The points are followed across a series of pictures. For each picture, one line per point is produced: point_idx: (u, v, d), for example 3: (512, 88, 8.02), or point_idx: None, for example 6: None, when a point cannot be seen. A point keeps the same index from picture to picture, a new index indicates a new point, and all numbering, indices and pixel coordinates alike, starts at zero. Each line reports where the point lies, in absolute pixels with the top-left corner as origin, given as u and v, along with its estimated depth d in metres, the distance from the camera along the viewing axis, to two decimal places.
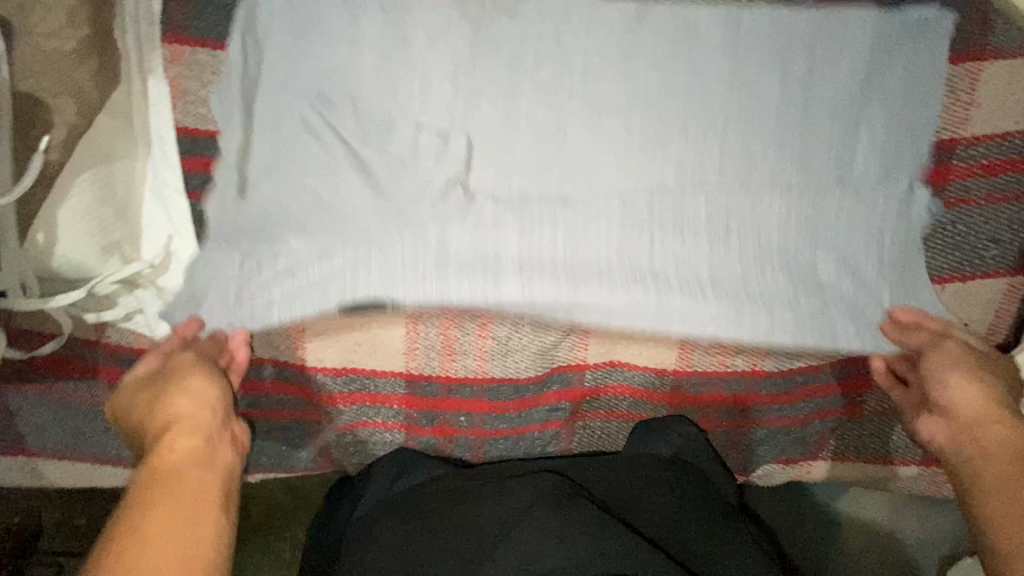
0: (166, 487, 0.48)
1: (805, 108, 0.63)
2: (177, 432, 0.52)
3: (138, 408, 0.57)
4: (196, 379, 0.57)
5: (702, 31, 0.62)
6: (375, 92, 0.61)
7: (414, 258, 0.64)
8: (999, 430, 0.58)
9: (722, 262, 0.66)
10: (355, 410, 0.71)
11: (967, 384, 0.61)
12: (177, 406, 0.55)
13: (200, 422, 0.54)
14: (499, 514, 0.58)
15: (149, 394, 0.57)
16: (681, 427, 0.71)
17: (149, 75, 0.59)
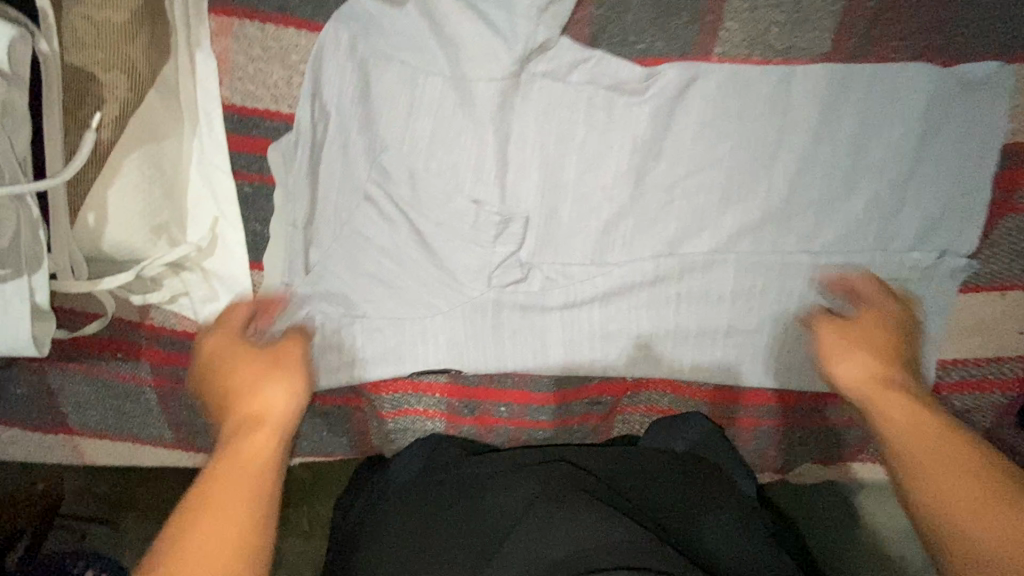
0: (241, 477, 0.41)
1: (874, 104, 0.60)
2: (255, 437, 0.44)
3: (223, 372, 0.51)
4: (300, 364, 0.51)
5: (766, 21, 0.60)
6: (427, 74, 0.59)
7: (458, 333, 0.66)
8: (919, 410, 0.48)
9: (775, 265, 0.64)
10: (397, 398, 0.72)
11: (856, 359, 0.53)
12: (265, 400, 0.47)
13: (261, 451, 0.43)
14: (507, 501, 0.56)
15: (236, 361, 0.52)
16: (698, 419, 0.70)
17: (196, 49, 0.56)
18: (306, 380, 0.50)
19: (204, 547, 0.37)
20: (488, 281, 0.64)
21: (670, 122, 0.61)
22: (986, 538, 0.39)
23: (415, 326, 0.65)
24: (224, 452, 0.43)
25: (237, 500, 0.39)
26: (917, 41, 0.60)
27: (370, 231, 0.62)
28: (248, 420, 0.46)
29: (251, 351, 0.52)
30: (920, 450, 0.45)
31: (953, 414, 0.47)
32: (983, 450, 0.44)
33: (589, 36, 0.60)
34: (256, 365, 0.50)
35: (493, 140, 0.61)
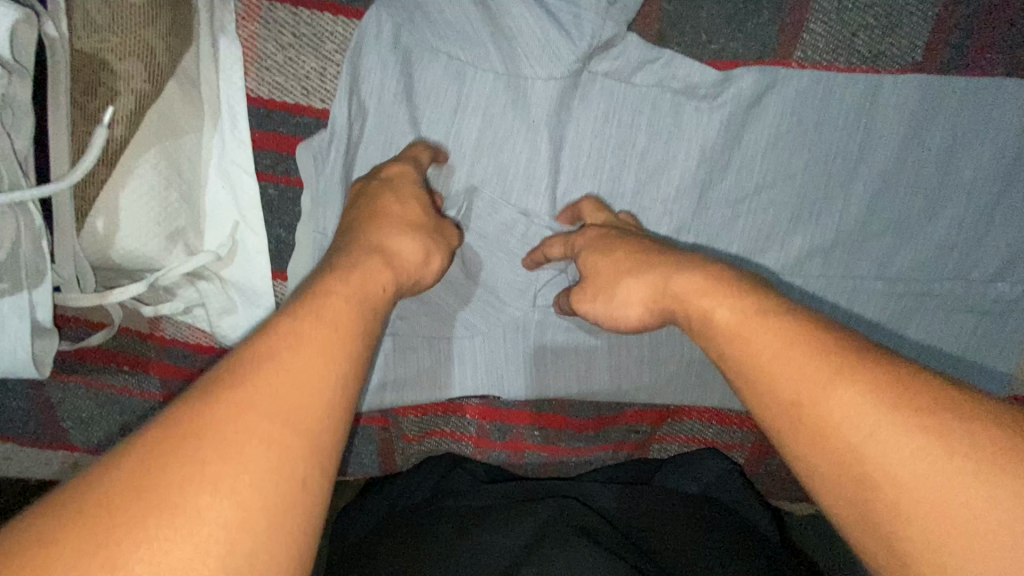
0: (348, 300, 0.36)
1: (966, 119, 0.55)
2: (381, 269, 0.41)
3: (376, 195, 0.48)
4: (445, 227, 0.50)
5: (850, 22, 0.54)
6: (475, 69, 0.53)
7: (500, 354, 0.60)
8: (715, 308, 0.39)
9: (840, 290, 0.59)
10: (424, 420, 0.67)
11: (634, 287, 0.46)
12: (400, 241, 0.45)
13: (386, 283, 0.41)
14: (510, 536, 0.50)
15: (398, 188, 0.48)
16: (711, 458, 0.65)
17: (221, 35, 0.50)
18: (441, 235, 0.49)
19: (296, 361, 0.30)
20: (535, 298, 0.59)
21: (741, 131, 0.55)
22: (843, 441, 0.30)
23: (451, 346, 0.60)
24: (341, 271, 0.39)
25: (342, 326, 0.34)
26: (1017, 52, 0.54)
27: None
28: (379, 249, 0.43)
29: (413, 187, 0.49)
30: (751, 354, 0.36)
31: (709, 312, 0.40)
32: (768, 336, 0.36)
33: (656, 33, 0.54)
34: (412, 206, 0.48)
35: (546, 143, 0.55)
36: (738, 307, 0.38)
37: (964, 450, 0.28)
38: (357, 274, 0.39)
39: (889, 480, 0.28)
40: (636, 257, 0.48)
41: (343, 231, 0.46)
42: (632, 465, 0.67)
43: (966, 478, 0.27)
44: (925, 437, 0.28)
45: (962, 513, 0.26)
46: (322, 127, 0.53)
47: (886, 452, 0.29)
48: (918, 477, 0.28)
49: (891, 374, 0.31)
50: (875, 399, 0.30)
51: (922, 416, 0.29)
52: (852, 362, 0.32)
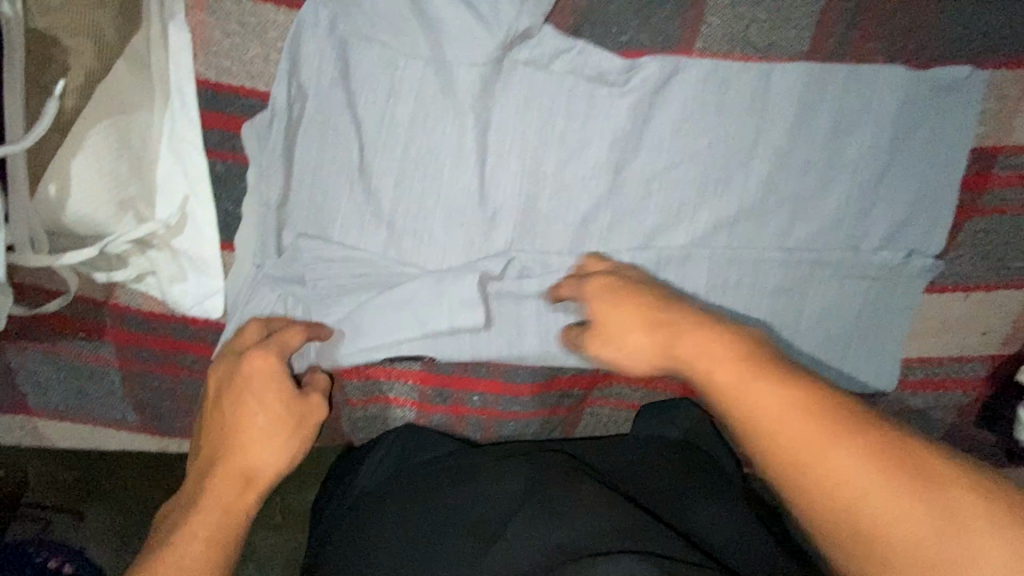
0: (222, 511, 0.51)
1: (851, 104, 0.61)
2: (242, 491, 0.52)
3: (242, 410, 0.54)
4: (307, 425, 0.56)
5: (743, 17, 0.61)
6: (406, 56, 0.58)
7: (421, 327, 0.62)
8: (714, 369, 0.46)
9: (743, 259, 0.65)
10: (369, 385, 0.71)
11: (638, 335, 0.52)
12: (267, 454, 0.54)
13: (250, 496, 0.53)
14: (504, 493, 0.57)
15: (265, 409, 0.55)
16: (686, 410, 0.71)
17: (169, 21, 0.55)
18: (307, 438, 0.56)
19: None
20: (459, 269, 0.63)
21: (646, 115, 0.62)
22: (826, 494, 0.40)
23: (369, 318, 0.62)
24: (212, 496, 0.51)
25: (221, 534, 0.50)
26: (894, 43, 0.60)
27: (345, 213, 0.61)
28: (246, 472, 0.53)
29: (285, 400, 0.56)
30: (754, 420, 0.42)
31: (710, 375, 0.46)
32: (766, 397, 0.42)
33: (571, 25, 0.61)
34: (271, 419, 0.55)
35: (473, 125, 0.61)
36: (733, 376, 0.44)
37: (928, 499, 0.39)
38: (225, 499, 0.52)
39: (876, 530, 0.39)
40: (647, 315, 0.53)
41: (217, 432, 0.55)
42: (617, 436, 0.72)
43: (925, 521, 0.39)
44: (901, 495, 0.39)
45: (911, 540, 0.39)
46: (265, 106, 0.58)
47: (874, 512, 0.39)
48: (879, 514, 0.39)
49: (879, 441, 0.40)
50: (866, 465, 0.40)
51: (896, 472, 0.39)
52: (845, 429, 0.41)
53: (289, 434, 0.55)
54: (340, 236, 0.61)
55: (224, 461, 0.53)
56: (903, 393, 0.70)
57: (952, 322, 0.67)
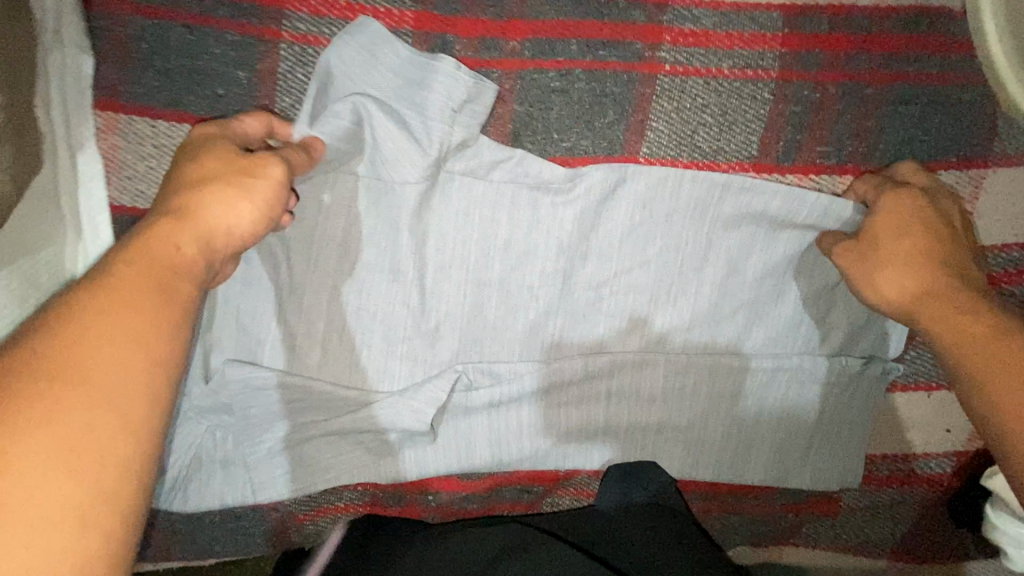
0: (155, 270, 0.38)
1: (810, 208, 0.58)
2: (182, 234, 0.41)
3: (196, 167, 0.46)
4: (267, 185, 0.46)
5: (692, 115, 0.58)
6: (338, 170, 0.56)
7: (365, 455, 0.60)
8: (937, 320, 0.50)
9: (698, 360, 0.62)
10: (317, 498, 0.68)
11: (895, 273, 0.54)
12: (228, 213, 0.44)
13: (191, 247, 0.41)
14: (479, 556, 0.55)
15: (217, 171, 0.46)
16: (655, 470, 0.64)
17: (78, 150, 0.52)
18: (274, 212, 0.47)
19: (110, 355, 0.32)
20: (400, 389, 0.60)
21: (591, 224, 0.60)
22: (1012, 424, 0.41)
23: (309, 450, 0.59)
24: (159, 239, 0.40)
25: (180, 303, 0.37)
26: (844, 146, 0.59)
27: (275, 334, 0.58)
28: (196, 226, 0.42)
29: (235, 159, 0.47)
30: (963, 339, 0.47)
31: (945, 313, 0.50)
32: (977, 328, 0.47)
33: (511, 132, 0.59)
34: (225, 160, 0.47)
35: (410, 241, 0.58)
36: (969, 340, 0.47)
37: None
38: (155, 256, 0.39)
39: None
40: (910, 255, 0.54)
41: (167, 193, 0.45)
42: (789, 412, 0.64)
43: None
44: None
45: None
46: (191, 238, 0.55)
47: None
48: None
49: None
50: None
51: None
52: None
53: (246, 177, 0.46)
54: (272, 360, 0.58)
55: (175, 211, 0.43)
56: (869, 489, 0.69)
57: (908, 418, 0.66)
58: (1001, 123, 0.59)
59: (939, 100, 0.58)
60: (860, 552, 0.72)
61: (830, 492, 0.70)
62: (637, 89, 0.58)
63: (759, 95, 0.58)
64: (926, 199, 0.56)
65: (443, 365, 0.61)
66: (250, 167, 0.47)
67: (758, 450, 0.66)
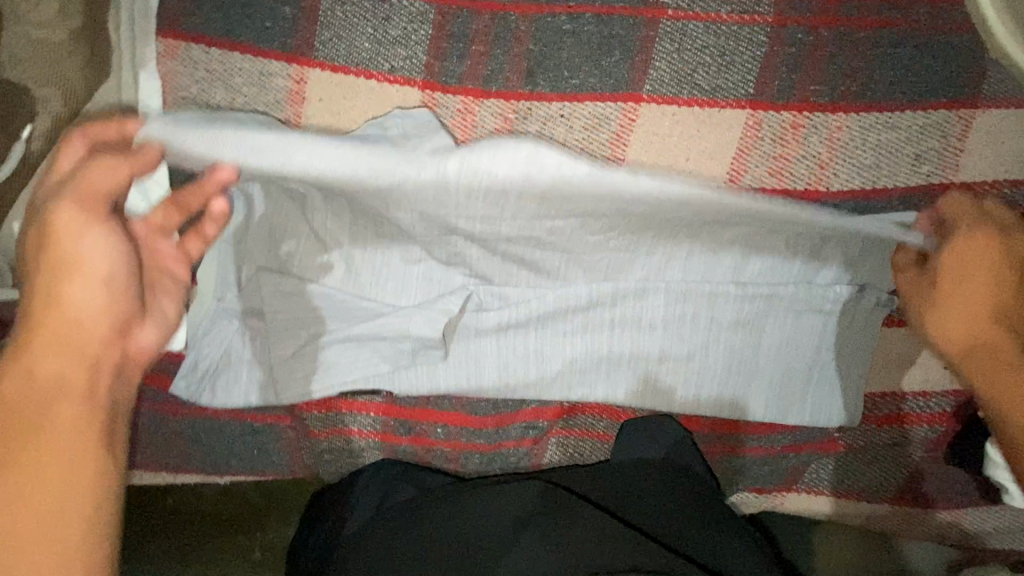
0: (36, 377, 0.40)
1: (797, 145, 0.63)
2: (41, 335, 0.42)
3: (35, 250, 0.44)
4: (95, 250, 0.44)
5: (695, 56, 0.62)
6: (368, 98, 0.62)
7: (380, 364, 0.64)
8: (988, 379, 0.53)
9: (700, 287, 0.65)
10: (330, 417, 0.70)
11: (949, 317, 0.55)
12: (77, 297, 0.43)
13: (69, 341, 0.42)
14: (487, 522, 0.57)
15: (44, 254, 0.44)
16: (666, 424, 0.70)
17: (140, 70, 0.58)
18: (115, 276, 0.45)
19: (32, 468, 0.38)
20: (415, 304, 0.65)
21: (596, 152, 0.64)
22: None
23: (328, 354, 0.64)
24: (10, 370, 0.40)
25: (69, 402, 0.40)
26: (837, 86, 0.62)
27: (303, 248, 0.62)
28: (47, 339, 0.42)
29: (52, 255, 0.44)
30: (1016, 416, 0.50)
31: (994, 374, 0.52)
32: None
33: (527, 70, 0.63)
34: (53, 240, 0.43)
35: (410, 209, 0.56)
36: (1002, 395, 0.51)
37: None
38: (16, 397, 0.39)
39: None
40: (980, 301, 0.53)
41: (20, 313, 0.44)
42: (788, 343, 0.67)
43: None
44: None
45: None
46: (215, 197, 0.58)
47: None
48: None
49: None
50: None
51: None
52: None
53: (72, 247, 0.43)
54: (300, 270, 0.63)
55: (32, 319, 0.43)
56: (869, 428, 0.71)
57: (906, 354, 0.68)
58: (990, 65, 0.62)
59: (929, 44, 0.62)
60: (863, 497, 0.73)
61: (832, 431, 0.71)
62: (645, 32, 0.62)
63: (755, 38, 0.62)
64: (1003, 242, 0.53)
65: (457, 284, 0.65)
66: (82, 231, 0.44)
67: (757, 383, 0.68)
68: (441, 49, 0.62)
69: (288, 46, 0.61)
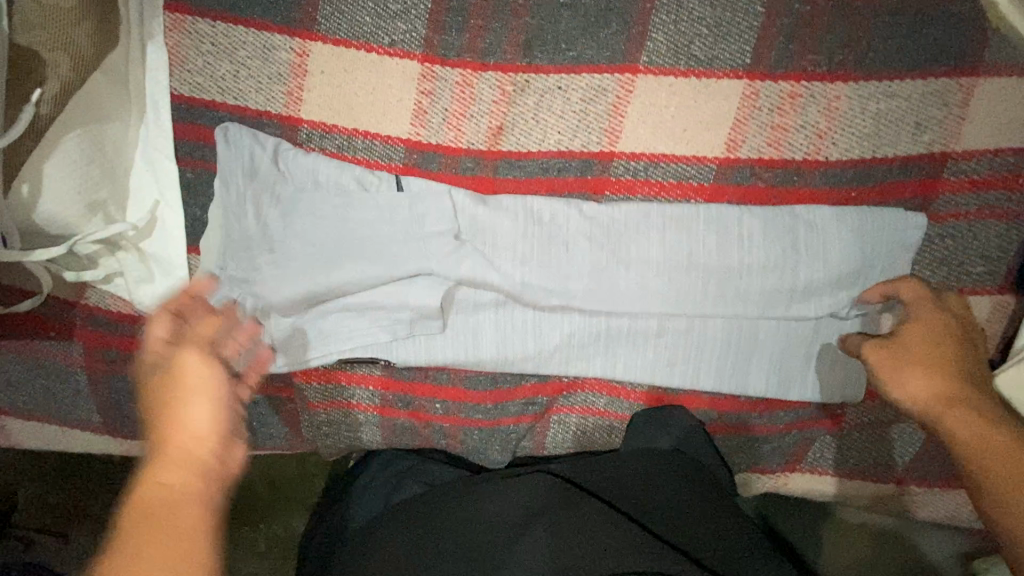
0: (166, 479, 0.41)
1: (794, 115, 0.63)
2: (165, 454, 0.43)
3: (160, 381, 0.48)
4: (205, 378, 0.48)
5: (692, 27, 0.62)
6: (368, 71, 0.63)
7: (380, 333, 0.65)
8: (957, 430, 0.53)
9: (697, 258, 0.65)
10: (330, 388, 0.70)
11: (921, 377, 0.57)
12: (190, 422, 0.45)
13: (185, 454, 0.43)
14: (490, 523, 0.55)
15: (168, 384, 0.48)
16: (677, 413, 0.68)
17: (147, 42, 0.61)
18: (224, 399, 0.48)
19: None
20: (410, 274, 0.65)
21: (593, 123, 0.65)
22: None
23: (328, 322, 0.65)
24: (136, 493, 0.41)
25: (180, 502, 0.40)
26: (835, 56, 0.62)
27: (305, 217, 0.63)
28: (169, 454, 0.43)
29: (171, 381, 0.48)
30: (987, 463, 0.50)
31: (957, 423, 0.54)
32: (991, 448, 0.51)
33: (524, 43, 0.63)
34: (177, 369, 0.48)
35: (404, 232, 0.64)
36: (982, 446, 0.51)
37: None
38: (147, 505, 0.39)
39: None
40: (938, 361, 0.58)
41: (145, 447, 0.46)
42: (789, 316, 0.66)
43: None
44: None
45: None
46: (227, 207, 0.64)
47: None
48: None
49: None
50: None
51: None
52: None
53: (192, 365, 0.48)
54: (299, 239, 0.63)
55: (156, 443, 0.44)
56: (874, 404, 0.69)
57: None
58: (991, 34, 0.62)
59: (930, 11, 0.61)
60: (869, 477, 0.72)
61: (835, 407, 0.70)
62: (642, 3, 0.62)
63: (751, 9, 0.62)
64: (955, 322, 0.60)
65: (453, 256, 0.66)
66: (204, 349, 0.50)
67: (758, 357, 0.67)
68: (440, 22, 0.63)
69: (290, 20, 0.62)
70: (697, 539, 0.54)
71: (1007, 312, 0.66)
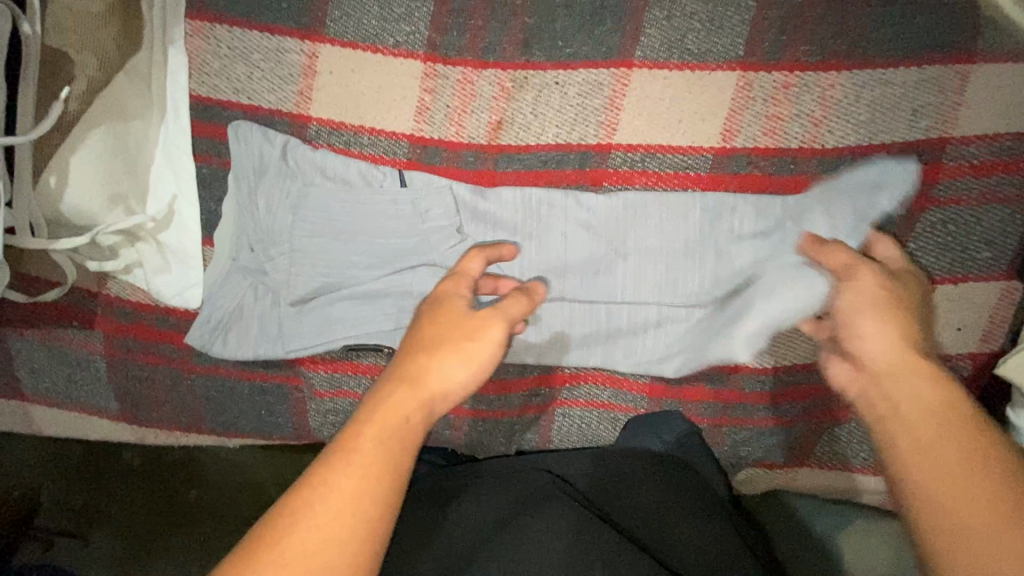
0: (414, 408, 0.45)
1: (789, 104, 0.64)
2: (422, 386, 0.46)
3: (427, 314, 0.52)
4: (480, 348, 0.49)
5: (685, 22, 0.64)
6: (374, 70, 0.66)
7: (384, 322, 0.66)
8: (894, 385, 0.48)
9: (696, 246, 0.66)
10: (336, 376, 0.71)
11: (880, 329, 0.51)
12: (449, 376, 0.48)
13: (431, 401, 0.46)
14: (472, 521, 0.53)
15: (445, 324, 0.51)
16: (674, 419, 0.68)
17: (169, 46, 0.65)
18: (478, 376, 0.49)
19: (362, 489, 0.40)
20: (412, 265, 0.66)
21: (590, 116, 0.66)
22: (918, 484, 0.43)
23: (335, 310, 0.67)
24: (393, 403, 0.45)
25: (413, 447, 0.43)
26: (828, 46, 0.63)
27: (313, 207, 0.65)
28: (425, 393, 0.46)
29: (459, 325, 0.50)
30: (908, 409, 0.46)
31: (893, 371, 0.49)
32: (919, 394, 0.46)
33: (522, 41, 0.66)
34: (456, 316, 0.51)
35: (408, 219, 0.66)
36: (917, 419, 0.45)
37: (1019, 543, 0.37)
38: (397, 426, 0.43)
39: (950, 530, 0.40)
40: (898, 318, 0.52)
41: (402, 355, 0.49)
42: None
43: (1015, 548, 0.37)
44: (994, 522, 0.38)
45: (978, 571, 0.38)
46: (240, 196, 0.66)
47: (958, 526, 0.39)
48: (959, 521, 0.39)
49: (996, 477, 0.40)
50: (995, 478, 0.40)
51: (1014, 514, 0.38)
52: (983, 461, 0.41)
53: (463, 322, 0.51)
54: (307, 229, 0.65)
55: (418, 368, 0.48)
56: None
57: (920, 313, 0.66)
58: (986, 21, 0.62)
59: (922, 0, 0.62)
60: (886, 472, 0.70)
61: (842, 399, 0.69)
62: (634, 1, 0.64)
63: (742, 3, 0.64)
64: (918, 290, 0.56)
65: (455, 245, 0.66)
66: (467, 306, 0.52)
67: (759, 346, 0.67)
68: (442, 24, 0.66)
69: (301, 24, 0.66)
70: (681, 543, 0.53)
71: (1015, 298, 0.65)
